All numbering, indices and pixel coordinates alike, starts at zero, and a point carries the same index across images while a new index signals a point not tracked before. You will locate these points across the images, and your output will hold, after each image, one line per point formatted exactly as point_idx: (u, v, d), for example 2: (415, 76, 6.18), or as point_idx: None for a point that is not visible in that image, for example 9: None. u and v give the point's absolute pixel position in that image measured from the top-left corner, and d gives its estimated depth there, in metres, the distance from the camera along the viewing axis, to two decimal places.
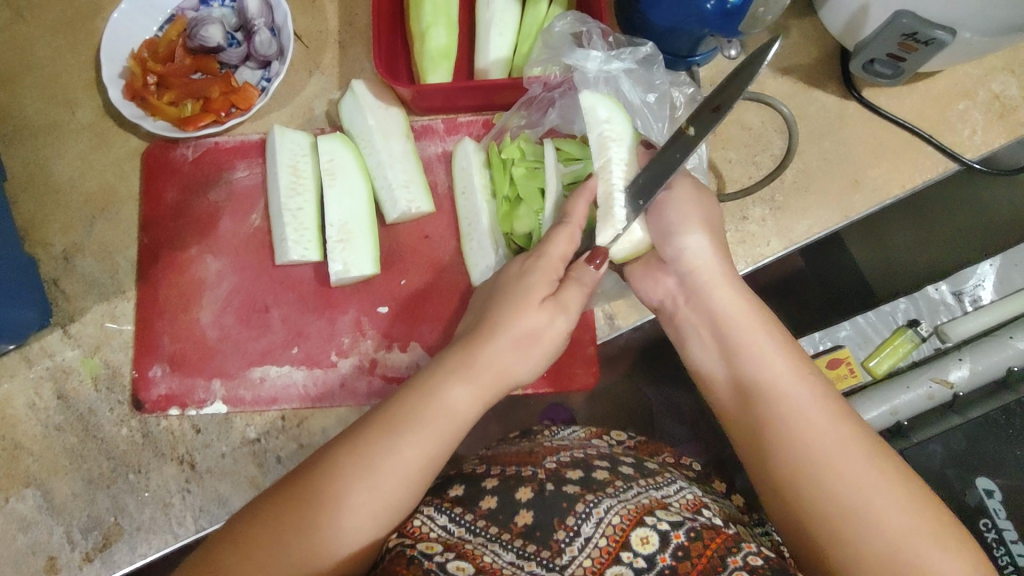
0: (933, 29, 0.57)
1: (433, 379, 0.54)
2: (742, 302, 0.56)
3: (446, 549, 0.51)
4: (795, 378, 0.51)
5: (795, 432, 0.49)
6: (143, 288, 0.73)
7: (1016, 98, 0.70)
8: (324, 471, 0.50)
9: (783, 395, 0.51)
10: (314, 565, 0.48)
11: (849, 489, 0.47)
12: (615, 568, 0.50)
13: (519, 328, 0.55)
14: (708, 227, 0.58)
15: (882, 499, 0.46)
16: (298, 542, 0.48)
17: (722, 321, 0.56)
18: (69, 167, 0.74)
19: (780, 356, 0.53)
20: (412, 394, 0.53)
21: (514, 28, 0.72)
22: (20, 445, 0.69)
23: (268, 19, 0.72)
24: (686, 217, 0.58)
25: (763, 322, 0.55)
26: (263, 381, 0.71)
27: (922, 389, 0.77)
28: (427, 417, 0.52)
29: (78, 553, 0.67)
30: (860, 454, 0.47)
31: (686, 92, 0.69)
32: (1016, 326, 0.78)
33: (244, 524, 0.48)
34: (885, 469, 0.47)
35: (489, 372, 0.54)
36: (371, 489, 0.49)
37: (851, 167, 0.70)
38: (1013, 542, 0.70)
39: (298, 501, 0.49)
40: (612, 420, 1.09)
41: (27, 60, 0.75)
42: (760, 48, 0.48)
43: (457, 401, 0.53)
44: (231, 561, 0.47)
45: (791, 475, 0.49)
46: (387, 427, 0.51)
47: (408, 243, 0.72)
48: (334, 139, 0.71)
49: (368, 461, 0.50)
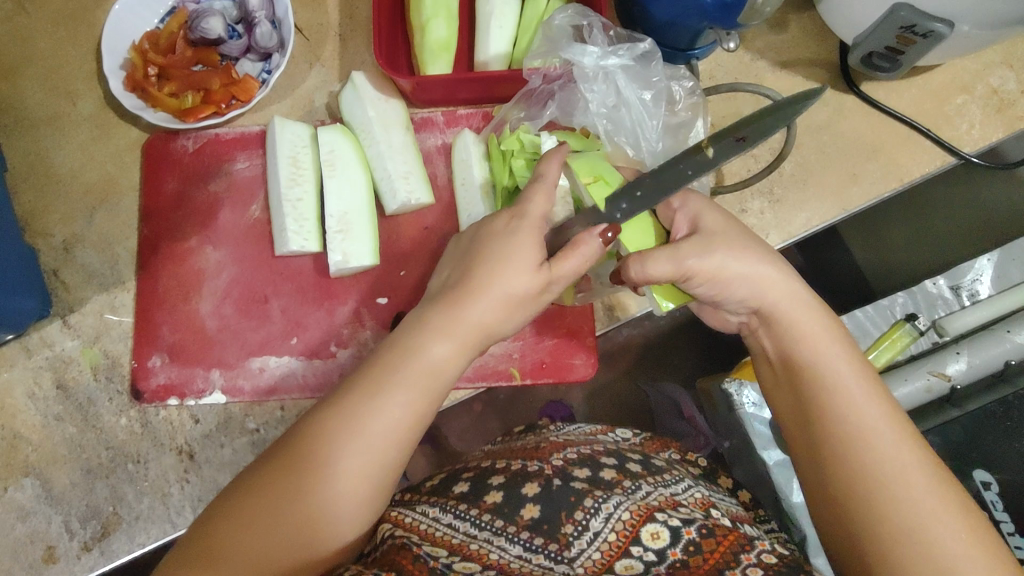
0: (932, 22, 0.57)
1: (409, 336, 0.52)
2: (808, 309, 0.54)
3: (451, 552, 0.51)
4: (852, 387, 0.50)
5: (863, 446, 0.48)
6: (143, 278, 0.73)
7: (1014, 92, 0.70)
8: (300, 448, 0.48)
9: (837, 390, 0.50)
10: (310, 518, 0.47)
11: (903, 504, 0.46)
12: (624, 560, 0.51)
13: (500, 286, 0.53)
14: (746, 260, 0.54)
15: (933, 531, 0.45)
16: (291, 512, 0.47)
17: (784, 328, 0.54)
18: (69, 158, 0.74)
19: (822, 333, 0.53)
20: (388, 352, 0.52)
21: (514, 21, 0.72)
22: (19, 435, 0.69)
23: (269, 12, 0.72)
24: (738, 263, 0.54)
25: (811, 308, 0.54)
26: (262, 372, 0.71)
27: (920, 382, 0.75)
28: (406, 367, 0.51)
29: (76, 542, 0.67)
30: (920, 477, 0.46)
31: (685, 86, 0.69)
32: (1015, 320, 0.75)
33: (247, 482, 0.48)
34: (937, 490, 0.46)
35: (468, 324, 0.52)
36: (363, 441, 0.48)
37: (850, 159, 0.70)
38: (1009, 534, 0.71)
39: (289, 468, 0.48)
40: (613, 417, 1.11)
41: (29, 51, 0.75)
42: (807, 94, 0.51)
43: (431, 360, 0.51)
44: (234, 512, 0.47)
45: (833, 471, 0.49)
46: (356, 395, 0.50)
47: (408, 234, 0.72)
48: (333, 130, 0.71)
49: (353, 422, 0.49)
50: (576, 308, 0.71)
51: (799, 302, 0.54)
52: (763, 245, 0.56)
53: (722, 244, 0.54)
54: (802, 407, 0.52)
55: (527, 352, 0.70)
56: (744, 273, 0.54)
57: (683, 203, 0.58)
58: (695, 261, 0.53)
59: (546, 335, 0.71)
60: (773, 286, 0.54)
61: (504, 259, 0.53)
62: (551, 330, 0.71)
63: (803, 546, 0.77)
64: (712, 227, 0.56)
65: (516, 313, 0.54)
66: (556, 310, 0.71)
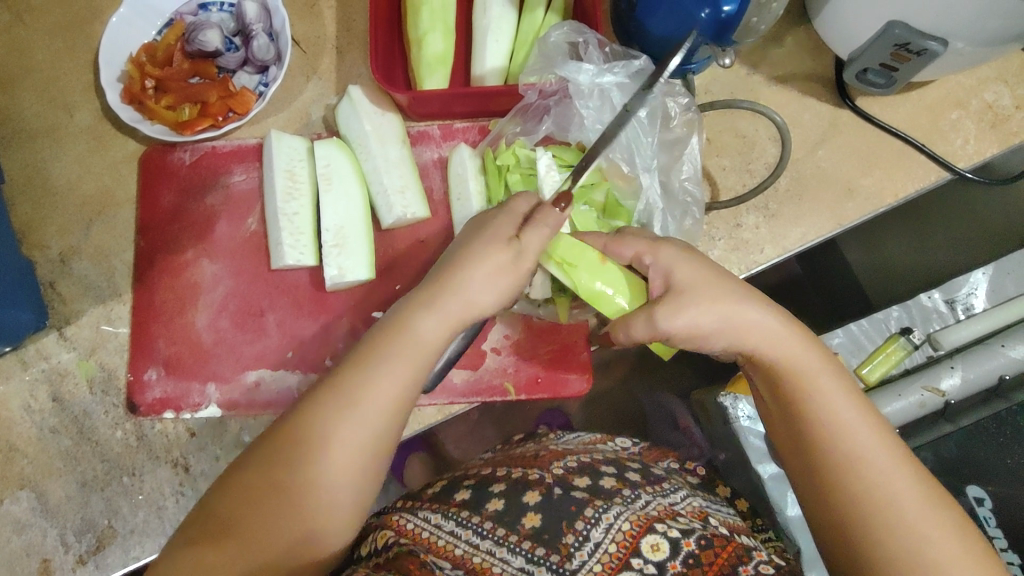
0: (926, 40, 0.58)
1: (399, 315, 0.52)
2: (788, 332, 0.53)
3: (455, 567, 0.52)
4: (852, 408, 0.50)
5: (865, 464, 0.48)
6: (139, 291, 0.73)
7: (1009, 108, 0.71)
8: (295, 429, 0.48)
9: (832, 410, 0.50)
10: (310, 501, 0.47)
11: (899, 516, 0.47)
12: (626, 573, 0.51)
13: (488, 267, 0.52)
14: (739, 294, 0.54)
15: (937, 553, 0.45)
16: (290, 493, 0.47)
17: (771, 347, 0.53)
18: (66, 170, 0.74)
19: (813, 359, 0.52)
20: (380, 333, 0.51)
21: (511, 34, 0.72)
22: (14, 447, 0.69)
23: (266, 24, 0.73)
24: (722, 301, 0.53)
25: (801, 330, 0.54)
26: (257, 385, 0.71)
27: (913, 397, 0.74)
28: (398, 348, 0.50)
29: (72, 555, 0.67)
30: (924, 501, 0.47)
31: (680, 102, 0.68)
32: (1009, 335, 0.75)
33: (248, 464, 0.48)
34: (930, 503, 0.47)
35: (456, 302, 0.52)
36: (356, 421, 0.48)
37: (844, 174, 0.71)
38: (1002, 550, 0.72)
39: (285, 452, 0.48)
40: (609, 425, 1.12)
41: (27, 62, 0.75)
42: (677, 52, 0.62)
43: (425, 335, 0.51)
44: (236, 496, 0.47)
45: (841, 487, 0.49)
46: (353, 373, 0.50)
47: (403, 248, 0.73)
48: (329, 144, 0.71)
49: (345, 403, 0.48)
50: (570, 323, 0.72)
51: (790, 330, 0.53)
52: (738, 286, 0.55)
53: (690, 303, 0.53)
54: (795, 420, 0.52)
55: (522, 367, 0.70)
56: (717, 326, 0.53)
57: (654, 259, 0.57)
58: (668, 325, 0.53)
59: (540, 349, 0.71)
60: (747, 326, 0.53)
61: (489, 249, 0.52)
62: (546, 344, 0.71)
63: (800, 559, 0.77)
64: (685, 283, 0.54)
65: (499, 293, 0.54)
66: (549, 324, 0.71)
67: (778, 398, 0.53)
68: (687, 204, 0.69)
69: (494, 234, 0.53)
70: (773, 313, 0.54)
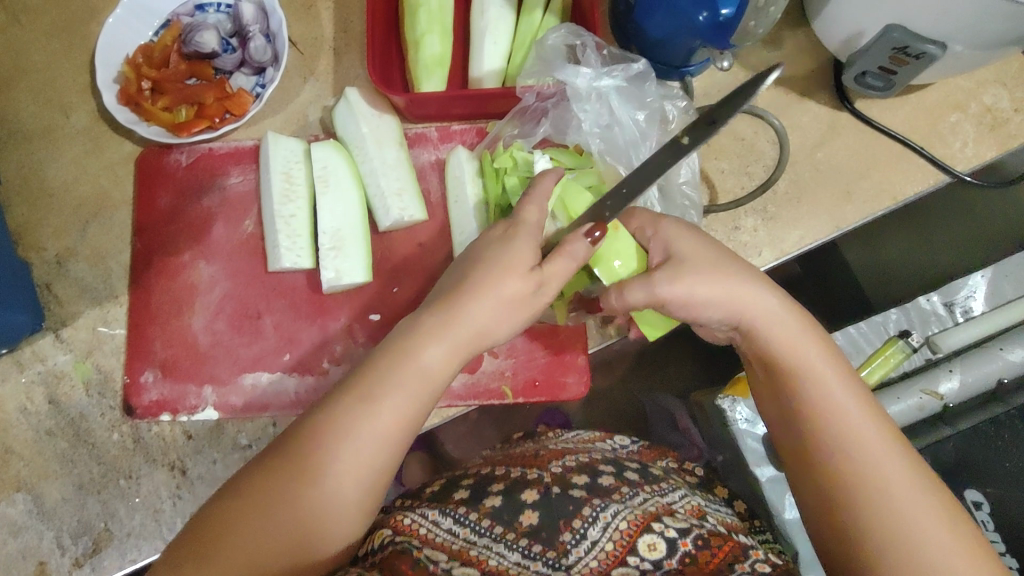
0: (924, 43, 0.58)
1: (402, 339, 0.51)
2: (786, 320, 0.53)
3: (451, 558, 0.51)
4: (851, 399, 0.50)
5: (859, 459, 0.48)
6: (136, 293, 0.73)
7: (1007, 111, 0.70)
8: (294, 451, 0.48)
9: (831, 401, 0.50)
10: (303, 521, 0.47)
11: (892, 508, 0.46)
12: (620, 569, 0.51)
13: (497, 293, 0.51)
14: (733, 277, 0.53)
15: (934, 553, 0.45)
16: (284, 510, 0.47)
17: (767, 332, 0.53)
18: (62, 171, 0.74)
19: (817, 352, 0.52)
20: (383, 357, 0.51)
21: (509, 36, 0.72)
22: (10, 449, 0.69)
23: (263, 26, 0.72)
24: (721, 283, 0.53)
25: (801, 318, 0.54)
26: (254, 388, 0.71)
27: (913, 400, 0.75)
28: (400, 379, 0.50)
29: (68, 558, 0.67)
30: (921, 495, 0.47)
31: (679, 106, 0.68)
32: (1008, 338, 0.76)
33: (248, 474, 0.49)
34: (925, 491, 0.47)
35: (460, 332, 0.51)
36: (355, 451, 0.48)
37: (842, 177, 0.70)
38: (1001, 555, 0.72)
39: (282, 474, 0.47)
40: (608, 425, 1.12)
41: (23, 63, 0.75)
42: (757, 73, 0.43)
43: (429, 364, 0.50)
44: (233, 505, 0.47)
45: (839, 481, 0.48)
46: (355, 397, 0.49)
47: (400, 251, 0.72)
48: (326, 146, 0.71)
49: (343, 433, 0.48)
50: (570, 327, 0.71)
51: (791, 317, 0.53)
52: (743, 264, 0.55)
53: (691, 271, 0.53)
54: (792, 417, 0.52)
55: (519, 370, 0.70)
56: (715, 299, 0.53)
57: (656, 232, 0.57)
58: (668, 290, 0.53)
59: (538, 352, 0.71)
60: (745, 308, 0.53)
61: (495, 265, 0.52)
62: (544, 347, 0.71)
63: (798, 563, 0.77)
64: (687, 253, 0.55)
65: (505, 322, 0.53)
66: (547, 327, 0.71)
67: (775, 387, 0.53)
68: (685, 207, 0.69)
69: (497, 246, 0.53)
70: (777, 299, 0.54)
